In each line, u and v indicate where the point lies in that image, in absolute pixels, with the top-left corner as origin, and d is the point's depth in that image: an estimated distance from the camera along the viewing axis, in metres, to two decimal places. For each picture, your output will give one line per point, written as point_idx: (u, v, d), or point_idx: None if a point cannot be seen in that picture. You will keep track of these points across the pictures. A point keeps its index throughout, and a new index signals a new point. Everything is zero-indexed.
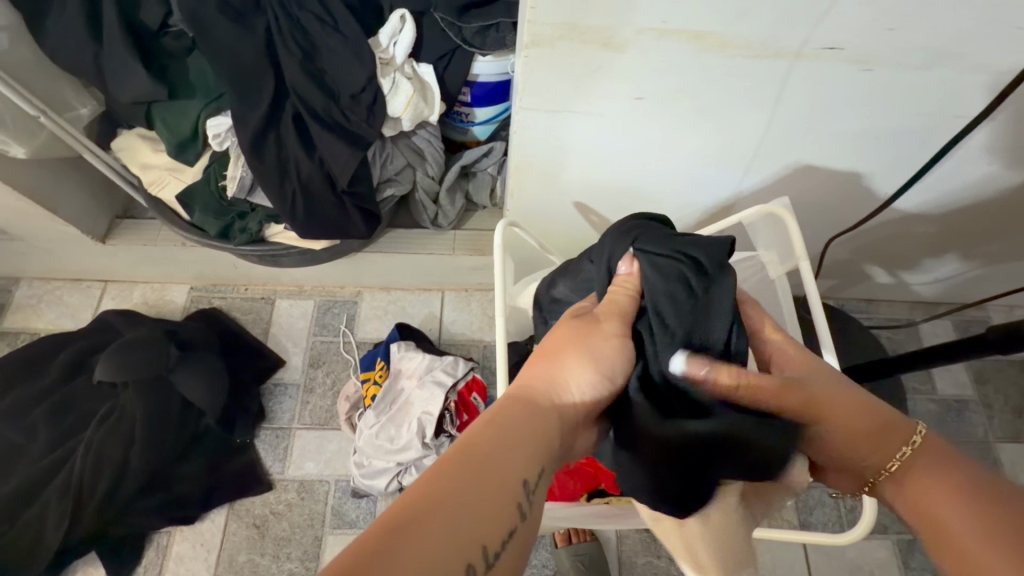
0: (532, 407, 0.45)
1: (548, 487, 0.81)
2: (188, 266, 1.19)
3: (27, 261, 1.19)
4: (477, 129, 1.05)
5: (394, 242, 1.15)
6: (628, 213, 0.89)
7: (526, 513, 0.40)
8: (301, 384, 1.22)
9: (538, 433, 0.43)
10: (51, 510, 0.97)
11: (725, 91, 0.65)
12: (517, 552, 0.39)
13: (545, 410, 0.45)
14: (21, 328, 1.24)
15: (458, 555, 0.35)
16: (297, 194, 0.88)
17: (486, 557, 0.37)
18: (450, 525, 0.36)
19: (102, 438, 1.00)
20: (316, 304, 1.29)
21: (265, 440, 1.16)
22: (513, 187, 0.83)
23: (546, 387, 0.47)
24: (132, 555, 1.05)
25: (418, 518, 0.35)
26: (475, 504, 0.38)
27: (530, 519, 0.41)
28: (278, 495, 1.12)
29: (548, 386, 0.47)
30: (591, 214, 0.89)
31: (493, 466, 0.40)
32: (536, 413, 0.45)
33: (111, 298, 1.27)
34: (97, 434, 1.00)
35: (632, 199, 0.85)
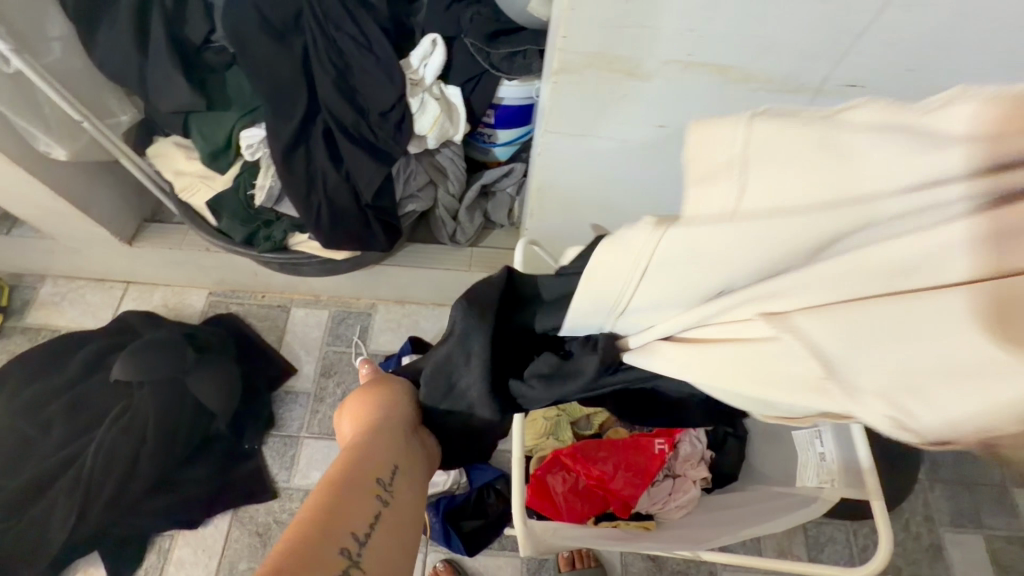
0: (368, 434, 0.55)
1: (556, 506, 0.80)
2: (209, 271, 1.22)
3: (54, 259, 1.22)
4: (498, 150, 1.08)
5: (413, 257, 1.17)
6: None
7: (384, 503, 0.50)
8: (312, 393, 1.22)
9: (377, 446, 0.54)
10: (59, 506, 0.97)
11: None
12: (385, 537, 0.48)
13: (385, 426, 0.57)
14: (43, 324, 1.27)
15: (328, 544, 0.43)
16: (323, 205, 0.90)
17: (355, 541, 0.45)
18: (328, 524, 0.45)
19: (114, 437, 1.01)
20: (331, 313, 1.31)
21: (273, 447, 1.16)
22: (532, 206, 0.85)
23: (374, 417, 0.58)
24: (134, 557, 1.04)
25: (296, 534, 0.43)
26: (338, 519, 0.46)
27: (391, 507, 0.50)
28: (283, 503, 1.11)
29: (375, 416, 0.58)
30: None
31: (347, 479, 0.49)
32: (381, 438, 0.54)
33: (131, 300, 1.29)
34: (110, 433, 1.01)
35: None
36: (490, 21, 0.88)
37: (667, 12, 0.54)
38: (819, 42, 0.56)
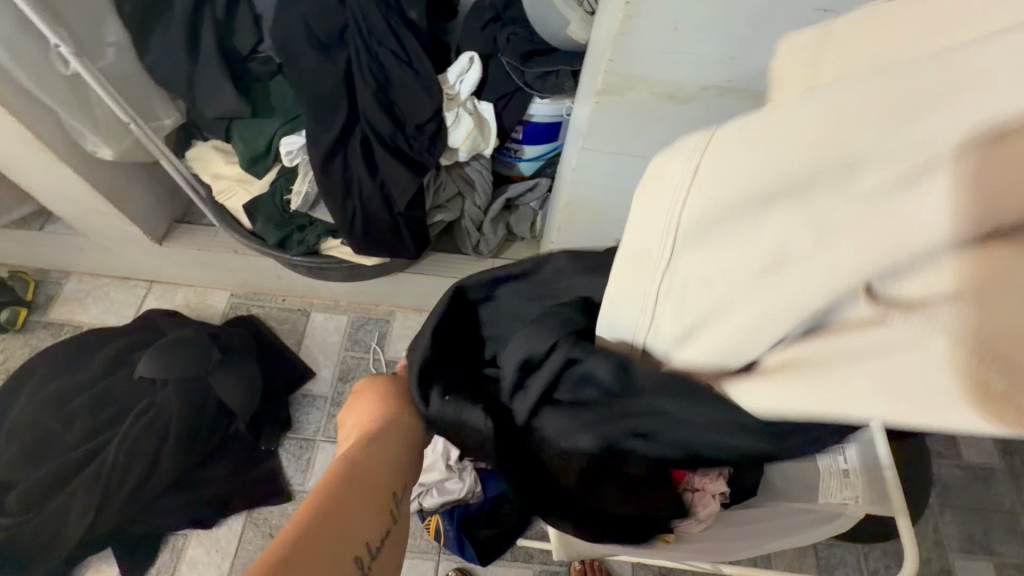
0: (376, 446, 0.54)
1: None
2: (234, 273, 1.24)
3: (82, 257, 1.24)
4: (523, 164, 1.11)
5: (435, 265, 1.19)
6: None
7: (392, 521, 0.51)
8: (329, 397, 1.23)
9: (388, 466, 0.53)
10: (78, 501, 0.98)
11: None
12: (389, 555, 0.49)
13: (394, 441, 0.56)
14: (66, 320, 1.28)
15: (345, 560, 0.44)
16: (358, 213, 0.93)
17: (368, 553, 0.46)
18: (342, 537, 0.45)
19: (136, 433, 1.02)
20: (350, 319, 1.32)
21: (290, 449, 1.17)
22: (561, 219, 0.88)
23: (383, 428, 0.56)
24: (148, 555, 1.04)
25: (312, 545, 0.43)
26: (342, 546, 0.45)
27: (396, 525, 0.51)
28: (297, 507, 1.12)
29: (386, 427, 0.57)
30: None
31: (361, 491, 0.49)
32: (390, 458, 0.54)
33: (154, 298, 1.31)
34: (132, 430, 1.02)
35: None
36: (525, 42, 0.92)
37: (709, 40, 0.57)
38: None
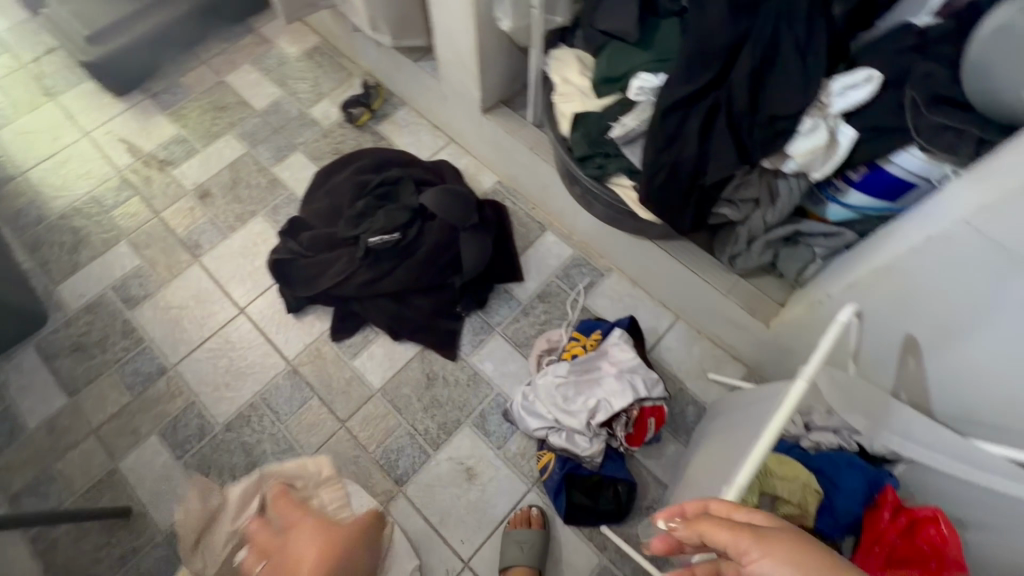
0: None
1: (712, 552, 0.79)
2: (515, 164, 1.40)
3: (425, 95, 1.52)
4: (833, 207, 1.01)
5: (681, 251, 1.18)
6: (951, 383, 0.81)
7: None
8: (523, 304, 1.36)
9: None
10: (339, 263, 1.25)
11: None
12: None
13: None
14: (386, 136, 1.60)
15: None
16: (666, 166, 0.94)
17: None
18: None
19: (392, 242, 1.23)
20: (574, 254, 1.41)
21: (473, 323, 1.33)
22: (873, 264, 0.82)
23: None
24: (352, 329, 1.31)
25: None
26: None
27: None
28: (455, 368, 1.29)
29: None
30: (913, 357, 0.86)
31: None
32: None
33: (447, 154, 1.56)
34: (389, 236, 1.23)
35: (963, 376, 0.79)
36: (941, 84, 0.81)
37: None
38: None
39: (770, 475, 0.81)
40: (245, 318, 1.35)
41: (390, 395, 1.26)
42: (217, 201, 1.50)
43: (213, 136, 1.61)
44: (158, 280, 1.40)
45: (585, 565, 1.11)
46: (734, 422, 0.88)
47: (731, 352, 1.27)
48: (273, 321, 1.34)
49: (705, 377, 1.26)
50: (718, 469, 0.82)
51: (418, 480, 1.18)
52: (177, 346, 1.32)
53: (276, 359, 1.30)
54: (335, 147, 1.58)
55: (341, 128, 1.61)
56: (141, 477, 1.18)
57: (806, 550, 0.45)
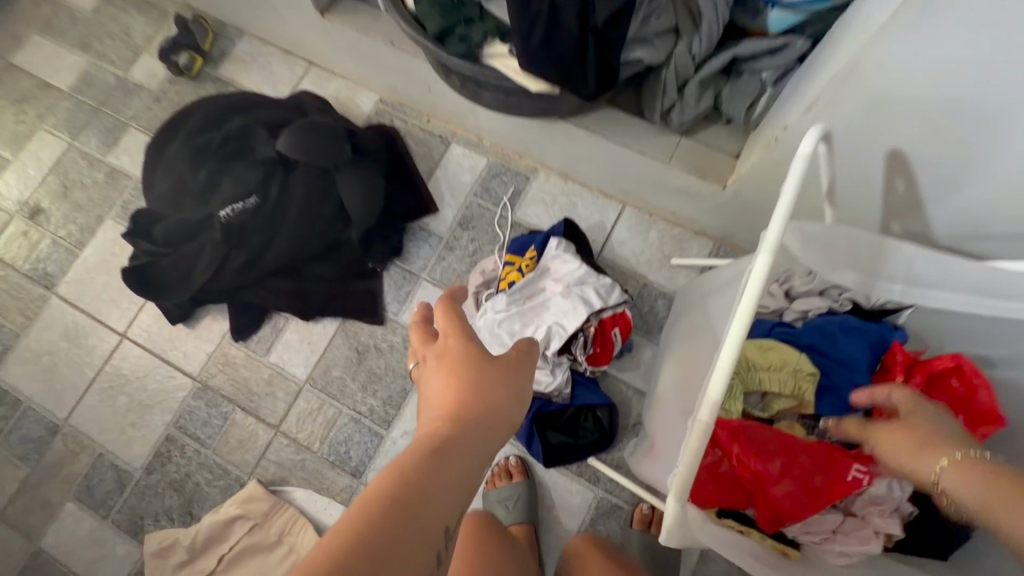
0: None
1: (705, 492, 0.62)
2: (386, 71, 1.12)
3: (253, 11, 1.19)
4: (773, 14, 0.76)
5: (604, 123, 0.94)
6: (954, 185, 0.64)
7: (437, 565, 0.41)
8: (444, 239, 1.13)
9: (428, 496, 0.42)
10: (205, 252, 1.02)
11: None
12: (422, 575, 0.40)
13: None
14: (230, 79, 1.28)
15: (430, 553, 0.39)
16: (542, 12, 0.71)
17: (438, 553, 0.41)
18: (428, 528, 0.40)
19: (251, 209, 1.02)
20: (489, 163, 1.16)
21: (393, 276, 1.11)
22: (834, 68, 0.60)
23: None
24: (254, 323, 1.10)
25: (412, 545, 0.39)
26: (444, 491, 0.43)
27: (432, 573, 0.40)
28: (386, 333, 1.09)
29: None
30: (901, 178, 0.67)
31: None
32: None
33: (309, 82, 1.25)
34: (245, 202, 1.01)
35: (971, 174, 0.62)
36: None
37: None
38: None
39: (754, 368, 0.65)
40: (130, 344, 1.13)
41: (319, 383, 1.08)
42: (53, 216, 1.22)
43: (23, 138, 1.29)
44: (14, 328, 1.16)
45: (580, 503, 1.00)
46: (702, 315, 0.70)
47: (691, 227, 1.07)
48: (163, 338, 1.13)
49: (668, 264, 1.07)
50: (684, 386, 0.64)
51: (376, 467, 1.03)
52: (61, 397, 1.11)
53: (181, 379, 1.11)
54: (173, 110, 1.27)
55: (174, 84, 1.28)
56: (70, 550, 1.03)
57: (924, 437, 0.47)
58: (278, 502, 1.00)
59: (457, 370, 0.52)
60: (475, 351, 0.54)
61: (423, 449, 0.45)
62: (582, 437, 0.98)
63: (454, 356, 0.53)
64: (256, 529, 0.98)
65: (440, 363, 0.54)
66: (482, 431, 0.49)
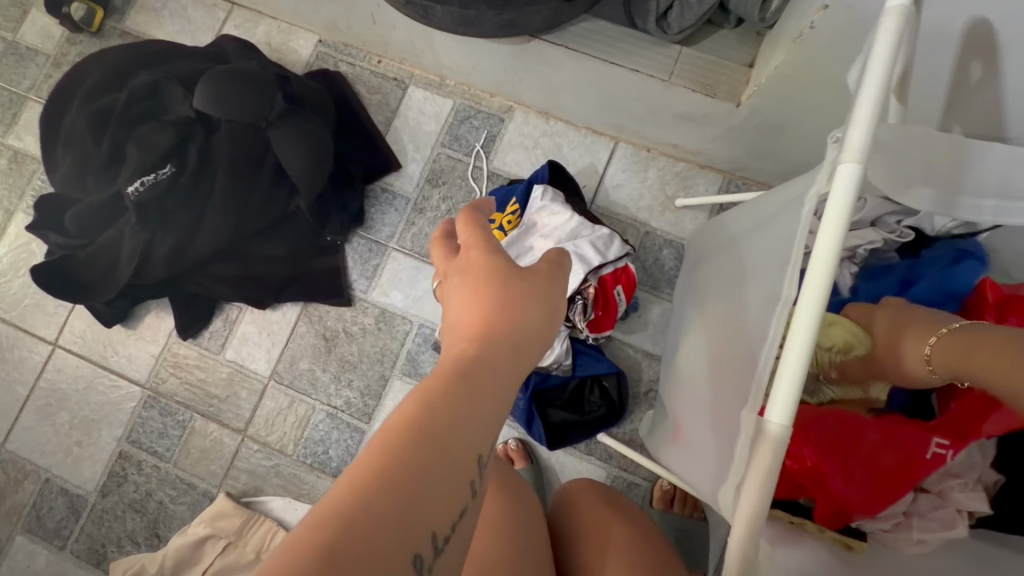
0: None
1: None
2: (319, 2, 0.92)
3: None
4: None
5: (586, 39, 0.77)
6: None
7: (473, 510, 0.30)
8: (412, 200, 0.97)
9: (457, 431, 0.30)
10: (127, 240, 0.86)
11: None
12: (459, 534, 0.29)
13: None
14: (141, 33, 1.07)
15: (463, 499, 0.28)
16: None
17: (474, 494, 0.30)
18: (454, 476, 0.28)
19: (165, 181, 0.85)
20: (455, 106, 0.99)
21: (357, 249, 0.96)
22: None
23: None
24: (202, 317, 0.95)
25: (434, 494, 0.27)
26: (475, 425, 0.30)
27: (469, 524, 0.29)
28: (356, 315, 0.95)
29: None
30: (978, 61, 0.51)
31: None
32: None
33: (234, 27, 1.06)
34: (159, 173, 0.84)
35: None
36: None
37: None
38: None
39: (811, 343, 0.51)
40: (65, 353, 0.99)
41: (286, 378, 0.95)
42: None
43: None
44: None
45: None
46: (731, 263, 0.55)
47: (697, 161, 0.91)
48: (101, 343, 0.98)
49: (673, 207, 0.92)
50: (712, 356, 0.52)
51: None
52: None
53: (128, 388, 0.97)
54: None
55: (74, 44, 1.08)
56: None
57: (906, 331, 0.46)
58: (252, 516, 0.88)
59: (481, 280, 0.39)
60: (503, 261, 0.40)
61: (438, 383, 0.31)
62: (590, 413, 0.86)
63: (478, 269, 0.39)
64: (230, 548, 0.87)
65: (460, 277, 0.40)
66: (513, 357, 0.36)
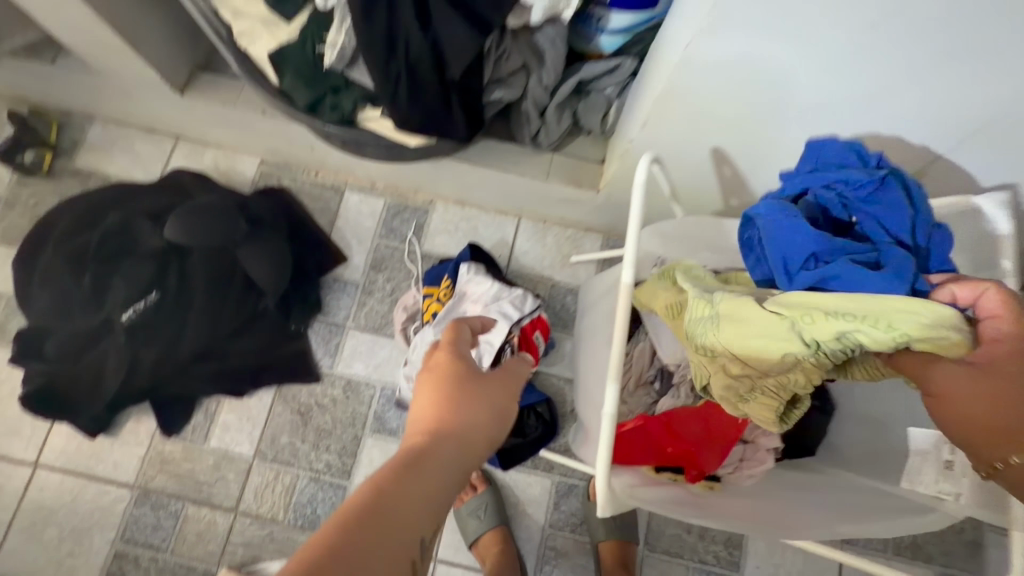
0: None
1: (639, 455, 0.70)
2: (262, 137, 1.12)
3: (103, 99, 1.14)
4: (605, 38, 0.87)
5: (483, 153, 1.03)
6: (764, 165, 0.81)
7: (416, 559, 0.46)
8: (361, 285, 1.17)
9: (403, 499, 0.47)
10: (113, 358, 0.99)
11: (966, 34, 0.54)
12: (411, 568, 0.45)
13: None
14: (91, 169, 1.20)
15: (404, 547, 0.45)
16: (402, 75, 0.75)
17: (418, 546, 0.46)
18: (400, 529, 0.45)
19: (152, 306, 1.00)
20: (386, 204, 1.21)
21: (319, 333, 1.13)
22: (654, 93, 0.73)
23: None
24: (184, 414, 1.07)
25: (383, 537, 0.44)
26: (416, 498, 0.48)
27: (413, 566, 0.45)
28: (325, 388, 1.11)
29: None
30: (726, 165, 0.82)
31: None
32: None
33: (181, 157, 1.21)
34: (143, 301, 1.00)
35: (772, 157, 0.78)
36: None
37: None
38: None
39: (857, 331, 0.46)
40: (48, 471, 1.06)
41: (270, 454, 1.09)
42: None
43: None
44: None
45: (542, 491, 1.10)
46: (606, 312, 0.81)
47: (582, 226, 1.20)
48: (85, 455, 1.07)
49: (570, 263, 1.19)
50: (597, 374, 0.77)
51: None
52: None
53: (117, 491, 1.06)
54: (32, 215, 1.17)
55: (25, 186, 1.18)
56: None
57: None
58: None
59: (443, 385, 0.59)
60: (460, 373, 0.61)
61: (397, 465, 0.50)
62: (531, 435, 1.08)
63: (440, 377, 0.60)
64: None
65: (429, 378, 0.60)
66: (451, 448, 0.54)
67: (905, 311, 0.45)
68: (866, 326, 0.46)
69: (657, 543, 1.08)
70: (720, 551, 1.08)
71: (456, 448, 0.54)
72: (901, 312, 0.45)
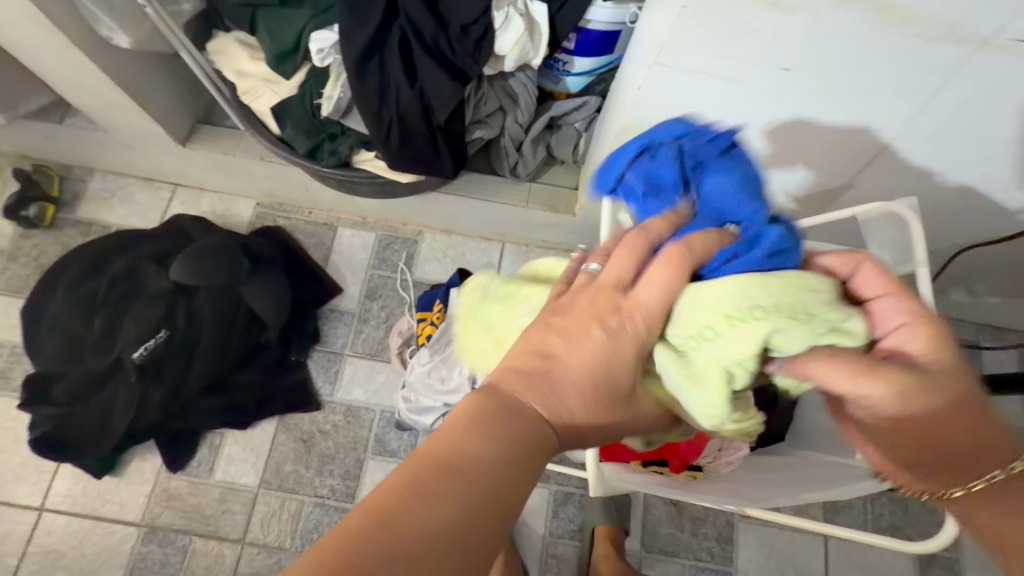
0: None
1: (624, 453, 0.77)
2: (258, 181, 1.20)
3: (105, 153, 1.20)
4: (571, 79, 0.98)
5: (467, 185, 1.12)
6: None
7: None
8: (357, 313, 1.23)
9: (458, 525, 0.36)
10: (122, 397, 1.03)
11: (864, 71, 0.65)
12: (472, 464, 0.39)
13: None
14: (92, 219, 1.26)
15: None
16: (394, 122, 0.85)
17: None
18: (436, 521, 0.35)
19: (163, 343, 1.05)
20: (377, 237, 1.29)
21: (318, 362, 1.18)
22: (615, 127, 0.83)
23: None
24: (189, 449, 1.10)
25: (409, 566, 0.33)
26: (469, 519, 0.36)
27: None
28: (326, 415, 1.16)
29: None
30: None
31: None
32: None
33: (180, 203, 1.28)
34: (154, 339, 1.04)
35: None
36: None
37: None
38: (942, 29, 0.58)
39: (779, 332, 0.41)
40: (53, 515, 1.07)
41: (274, 483, 1.12)
42: None
43: None
44: None
45: (540, 501, 1.15)
46: None
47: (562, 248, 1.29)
48: (91, 496, 1.09)
49: None
50: None
51: None
52: None
53: (124, 530, 1.08)
54: (34, 265, 1.22)
55: (27, 239, 1.23)
56: None
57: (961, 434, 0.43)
58: None
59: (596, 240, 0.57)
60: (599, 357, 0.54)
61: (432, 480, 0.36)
62: None
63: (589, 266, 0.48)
64: None
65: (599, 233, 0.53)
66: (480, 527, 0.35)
67: (805, 290, 0.42)
68: (789, 323, 0.41)
69: (653, 542, 1.13)
70: (713, 545, 1.13)
71: (515, 477, 0.38)
72: (804, 293, 0.42)
